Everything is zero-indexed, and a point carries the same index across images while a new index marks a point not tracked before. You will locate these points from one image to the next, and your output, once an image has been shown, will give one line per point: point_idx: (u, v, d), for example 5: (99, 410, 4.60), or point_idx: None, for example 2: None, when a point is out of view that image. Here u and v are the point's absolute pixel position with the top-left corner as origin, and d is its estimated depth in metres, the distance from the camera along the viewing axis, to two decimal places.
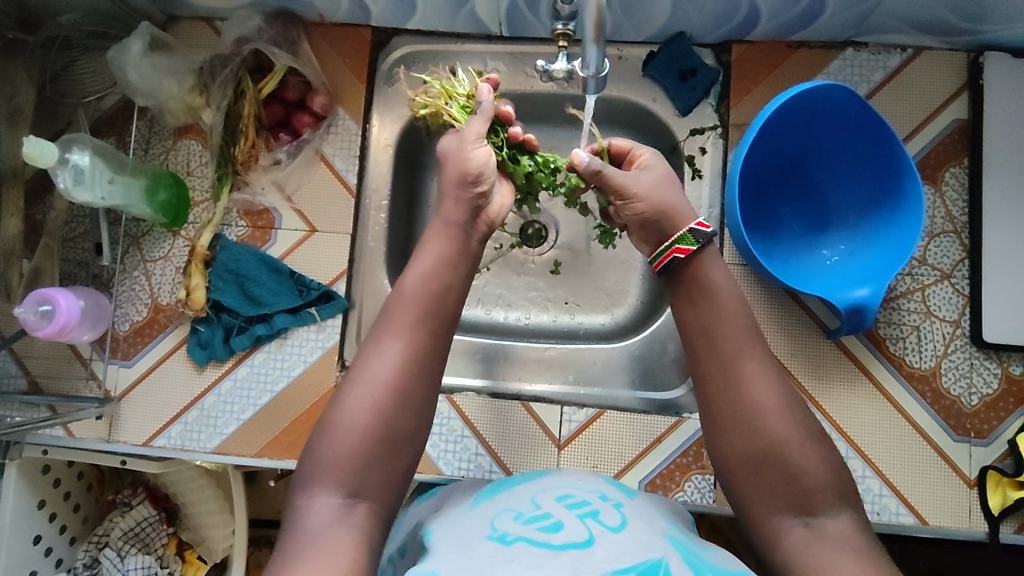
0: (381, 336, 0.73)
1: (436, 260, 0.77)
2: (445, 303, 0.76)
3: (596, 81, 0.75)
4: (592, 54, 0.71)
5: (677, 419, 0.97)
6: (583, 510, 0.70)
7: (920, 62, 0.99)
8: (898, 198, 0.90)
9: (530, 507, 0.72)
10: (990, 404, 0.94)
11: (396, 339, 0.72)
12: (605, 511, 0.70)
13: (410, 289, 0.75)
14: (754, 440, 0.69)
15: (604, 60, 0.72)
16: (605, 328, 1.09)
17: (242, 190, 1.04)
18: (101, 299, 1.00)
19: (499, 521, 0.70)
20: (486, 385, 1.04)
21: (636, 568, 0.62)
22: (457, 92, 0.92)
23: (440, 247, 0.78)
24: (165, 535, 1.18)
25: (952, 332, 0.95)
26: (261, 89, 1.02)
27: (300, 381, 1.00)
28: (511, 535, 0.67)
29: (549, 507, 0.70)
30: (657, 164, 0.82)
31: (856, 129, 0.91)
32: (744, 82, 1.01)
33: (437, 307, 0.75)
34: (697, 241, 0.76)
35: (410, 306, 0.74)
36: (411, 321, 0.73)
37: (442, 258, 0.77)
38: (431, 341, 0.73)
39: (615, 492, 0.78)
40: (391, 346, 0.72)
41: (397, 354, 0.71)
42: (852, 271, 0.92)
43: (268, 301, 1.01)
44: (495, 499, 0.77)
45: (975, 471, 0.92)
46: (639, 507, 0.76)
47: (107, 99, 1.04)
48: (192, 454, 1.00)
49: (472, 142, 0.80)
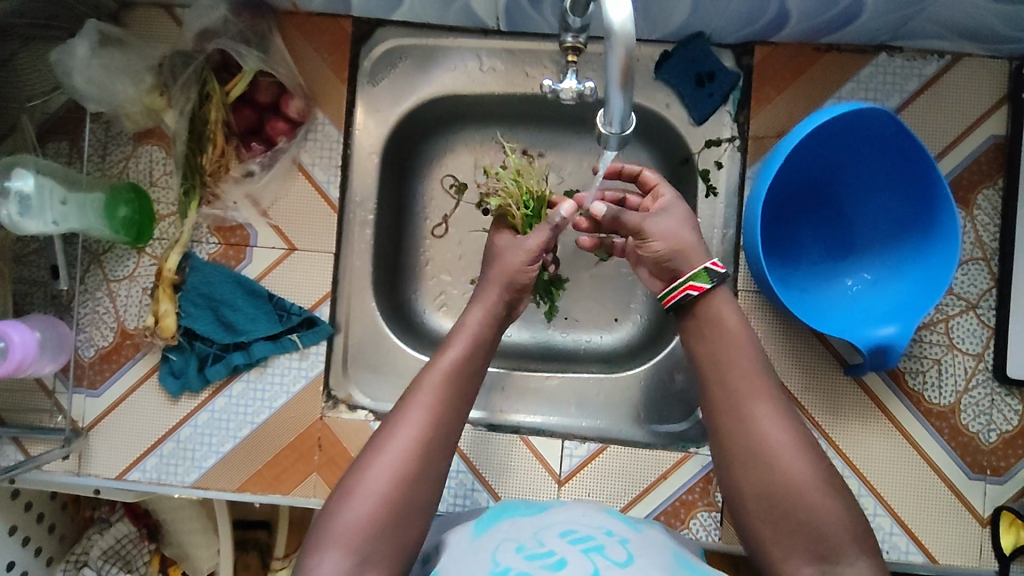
0: (405, 404, 0.69)
1: (471, 340, 0.75)
2: (471, 380, 0.73)
3: (618, 140, 0.64)
4: (617, 104, 0.60)
5: (683, 454, 0.92)
6: (588, 545, 0.67)
7: (958, 71, 0.90)
8: (930, 229, 0.82)
9: (533, 542, 0.68)
10: (1008, 441, 0.90)
11: (421, 412, 0.68)
12: (610, 545, 0.67)
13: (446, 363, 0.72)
14: (775, 506, 0.64)
15: (631, 117, 0.62)
16: (608, 350, 1.04)
17: (212, 204, 0.94)
18: (60, 327, 0.92)
19: (500, 555, 0.66)
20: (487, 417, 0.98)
21: None
22: (530, 193, 0.89)
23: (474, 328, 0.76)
24: (147, 552, 1.15)
25: (975, 366, 0.90)
26: (229, 91, 0.91)
27: (283, 412, 0.94)
28: (513, 570, 0.63)
29: (552, 543, 0.67)
30: (676, 205, 0.79)
31: (891, 150, 0.81)
32: (766, 88, 0.91)
33: (465, 386, 0.72)
34: (711, 280, 0.73)
35: (436, 382, 0.70)
36: (440, 397, 0.69)
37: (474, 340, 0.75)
38: (451, 417, 0.70)
39: (620, 525, 0.74)
40: (413, 420, 0.67)
41: (420, 425, 0.67)
42: (875, 304, 0.85)
43: (245, 327, 0.93)
44: (496, 527, 0.74)
45: (989, 509, 0.89)
46: (647, 538, 0.72)
47: (53, 101, 0.92)
48: (169, 487, 0.95)
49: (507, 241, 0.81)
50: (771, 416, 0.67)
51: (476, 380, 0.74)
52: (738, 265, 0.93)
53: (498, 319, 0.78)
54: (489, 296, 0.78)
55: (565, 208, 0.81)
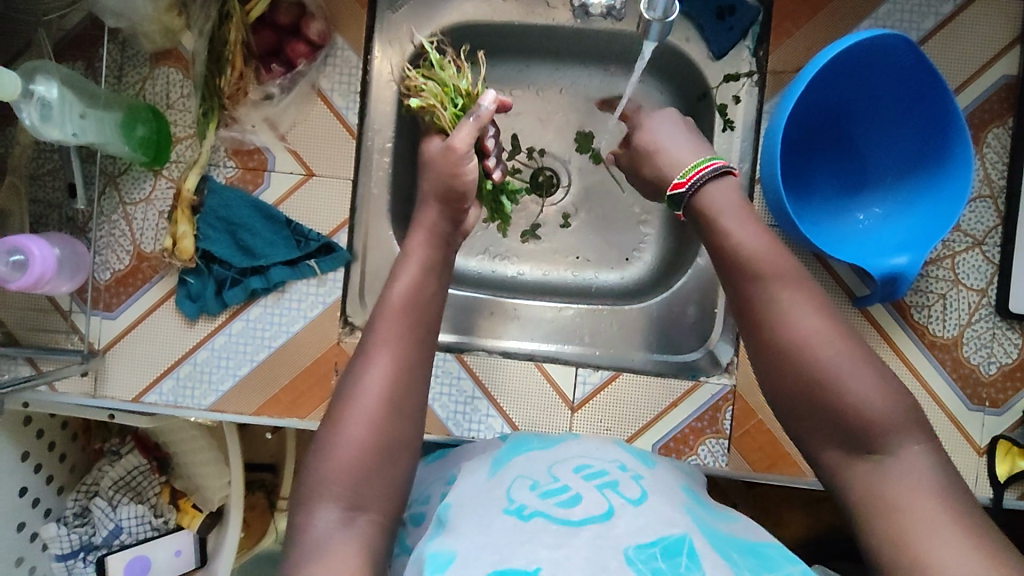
0: (370, 348, 0.71)
1: (419, 267, 0.78)
2: (429, 309, 0.76)
3: (660, 28, 0.72)
4: None
5: (693, 383, 0.94)
6: (601, 481, 0.68)
7: (974, 10, 0.92)
8: (943, 161, 0.84)
9: (547, 478, 0.69)
10: (1007, 374, 0.93)
11: (383, 351, 0.70)
12: (625, 482, 0.67)
13: (396, 297, 0.75)
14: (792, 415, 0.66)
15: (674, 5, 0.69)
16: (620, 286, 1.06)
17: (230, 127, 0.94)
18: (78, 248, 0.91)
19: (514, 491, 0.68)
20: (450, 339, 0.99)
21: (659, 544, 0.59)
22: (455, 90, 0.90)
23: (421, 251, 0.80)
24: (158, 484, 1.17)
25: (978, 301, 0.93)
26: (250, 11, 0.90)
27: (300, 338, 0.95)
28: (528, 509, 0.64)
29: (567, 478, 0.68)
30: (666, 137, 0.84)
31: (907, 84, 0.83)
32: (786, 23, 0.92)
33: (424, 311, 0.76)
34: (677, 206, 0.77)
35: (394, 317, 0.73)
36: (398, 330, 0.72)
37: (423, 265, 0.79)
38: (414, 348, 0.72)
39: (632, 461, 0.75)
40: (379, 361, 0.70)
41: (386, 364, 0.70)
42: (886, 237, 0.88)
43: (263, 252, 0.93)
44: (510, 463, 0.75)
45: (985, 439, 0.92)
46: (660, 477, 0.73)
47: (71, 17, 0.91)
48: (186, 410, 0.95)
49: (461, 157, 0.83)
50: (816, 320, 0.64)
51: (434, 302, 0.78)
52: (754, 199, 0.94)
53: (443, 239, 0.83)
54: (428, 216, 0.83)
55: (488, 99, 0.84)
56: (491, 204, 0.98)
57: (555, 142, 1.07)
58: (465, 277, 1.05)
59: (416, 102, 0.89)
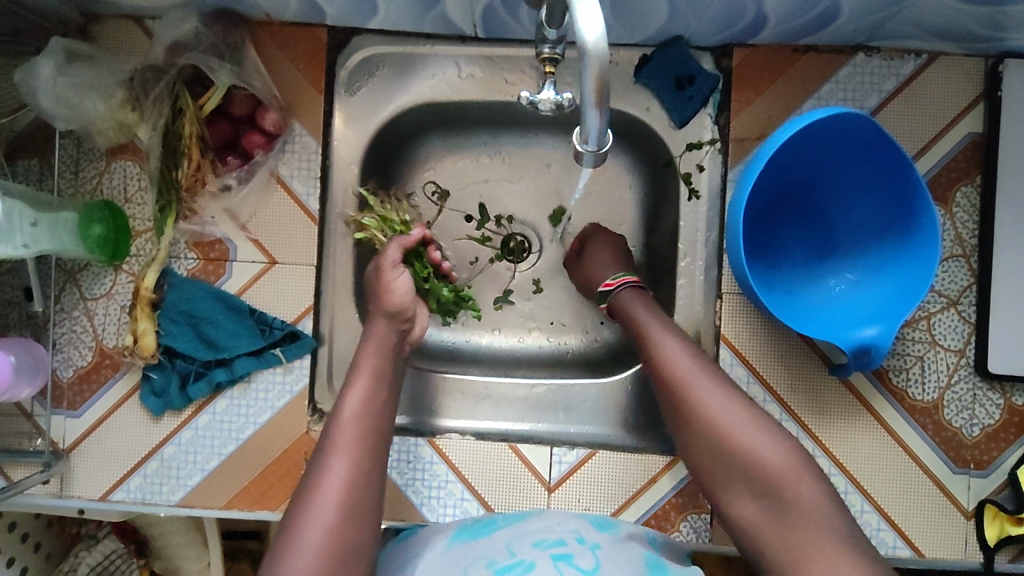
0: (328, 455, 0.75)
1: (370, 377, 0.82)
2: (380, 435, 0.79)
3: (594, 157, 0.63)
4: (592, 124, 0.59)
5: (672, 458, 0.92)
6: (557, 552, 0.71)
7: (934, 70, 0.91)
8: (911, 229, 0.82)
9: (505, 555, 0.72)
10: (991, 435, 0.91)
11: (341, 458, 0.75)
12: (579, 554, 0.71)
13: (348, 410, 0.79)
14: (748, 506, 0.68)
15: (608, 135, 0.61)
16: (595, 354, 1.04)
17: (189, 220, 0.92)
18: (37, 350, 0.90)
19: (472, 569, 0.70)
20: (408, 421, 0.97)
21: None
22: (394, 218, 0.96)
23: (373, 363, 0.84)
24: (136, 567, 1.15)
25: (957, 362, 0.91)
26: (203, 105, 0.90)
27: (267, 428, 0.93)
28: None
29: (523, 553, 0.71)
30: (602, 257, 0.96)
31: (872, 153, 0.81)
32: (747, 90, 0.91)
33: (373, 423, 0.80)
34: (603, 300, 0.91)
35: (344, 430, 0.77)
36: (354, 440, 0.77)
37: (374, 374, 0.82)
38: (372, 464, 0.77)
39: (593, 532, 0.78)
40: (337, 466, 0.74)
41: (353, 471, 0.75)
42: (858, 306, 0.86)
43: (226, 344, 0.91)
44: (472, 542, 0.78)
45: (973, 503, 0.90)
46: (619, 545, 0.76)
47: (21, 119, 0.90)
48: (154, 507, 0.93)
49: (390, 270, 0.89)
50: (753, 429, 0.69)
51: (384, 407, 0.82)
52: (723, 267, 0.93)
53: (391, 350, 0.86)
54: (378, 330, 0.87)
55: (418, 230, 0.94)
56: (449, 307, 1.00)
57: (522, 212, 1.06)
58: (450, 352, 1.04)
59: (360, 235, 0.94)
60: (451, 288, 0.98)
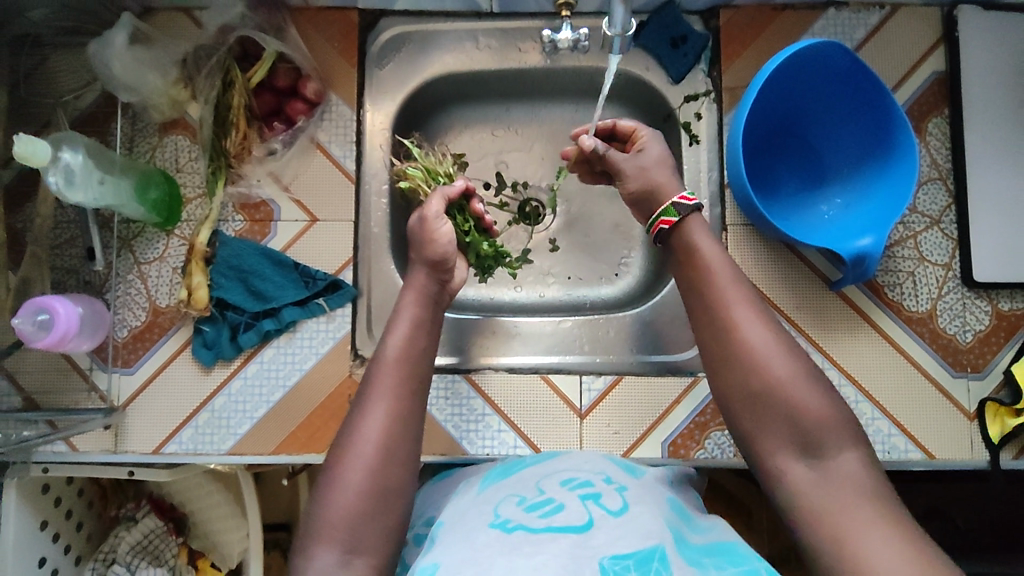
0: (368, 400, 0.78)
1: (410, 324, 0.85)
2: (423, 360, 0.83)
3: (621, 42, 0.78)
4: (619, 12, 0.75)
5: (692, 380, 0.99)
6: (586, 492, 0.71)
7: (898, 18, 1.03)
8: (891, 148, 0.93)
9: (535, 494, 0.72)
10: (983, 339, 0.98)
11: (380, 405, 0.78)
12: (606, 494, 0.70)
13: (392, 351, 0.82)
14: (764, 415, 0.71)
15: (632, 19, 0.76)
16: (612, 299, 1.12)
17: (237, 183, 1.01)
18: (98, 306, 0.96)
19: (503, 508, 0.70)
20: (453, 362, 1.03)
21: (633, 556, 0.62)
22: (439, 171, 1.00)
23: (416, 311, 0.87)
24: (175, 545, 1.17)
25: (945, 275, 0.99)
26: (250, 77, 0.99)
27: (313, 373, 0.99)
28: (512, 521, 0.67)
29: (551, 491, 0.71)
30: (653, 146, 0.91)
31: (849, 82, 0.93)
32: (734, 45, 1.03)
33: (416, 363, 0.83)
34: (679, 214, 0.82)
35: (389, 371, 0.81)
36: (394, 382, 0.80)
37: (416, 321, 0.86)
38: (412, 393, 0.80)
39: (619, 471, 0.77)
40: (377, 410, 0.77)
41: (384, 416, 0.77)
42: (851, 223, 0.95)
43: (274, 295, 0.98)
44: (501, 482, 0.77)
45: (974, 404, 0.97)
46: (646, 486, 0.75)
47: (85, 97, 1.00)
48: (206, 457, 0.98)
49: (434, 220, 0.88)
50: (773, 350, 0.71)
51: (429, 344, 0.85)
52: (725, 202, 1.02)
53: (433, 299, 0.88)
54: (419, 279, 0.89)
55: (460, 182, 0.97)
56: (487, 263, 1.03)
57: (538, 173, 1.15)
58: (478, 305, 1.11)
59: (403, 184, 0.99)
60: (491, 243, 1.01)
